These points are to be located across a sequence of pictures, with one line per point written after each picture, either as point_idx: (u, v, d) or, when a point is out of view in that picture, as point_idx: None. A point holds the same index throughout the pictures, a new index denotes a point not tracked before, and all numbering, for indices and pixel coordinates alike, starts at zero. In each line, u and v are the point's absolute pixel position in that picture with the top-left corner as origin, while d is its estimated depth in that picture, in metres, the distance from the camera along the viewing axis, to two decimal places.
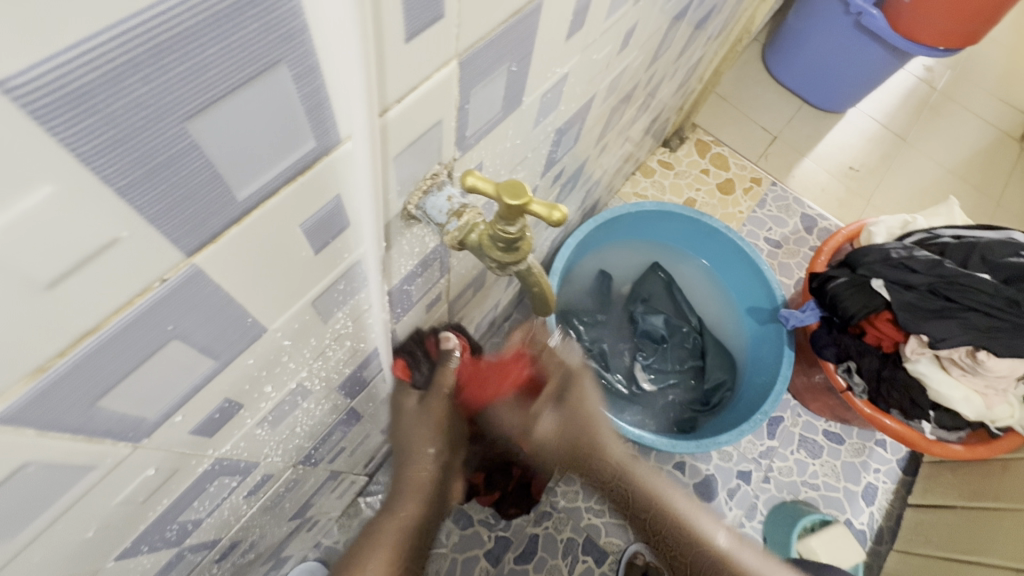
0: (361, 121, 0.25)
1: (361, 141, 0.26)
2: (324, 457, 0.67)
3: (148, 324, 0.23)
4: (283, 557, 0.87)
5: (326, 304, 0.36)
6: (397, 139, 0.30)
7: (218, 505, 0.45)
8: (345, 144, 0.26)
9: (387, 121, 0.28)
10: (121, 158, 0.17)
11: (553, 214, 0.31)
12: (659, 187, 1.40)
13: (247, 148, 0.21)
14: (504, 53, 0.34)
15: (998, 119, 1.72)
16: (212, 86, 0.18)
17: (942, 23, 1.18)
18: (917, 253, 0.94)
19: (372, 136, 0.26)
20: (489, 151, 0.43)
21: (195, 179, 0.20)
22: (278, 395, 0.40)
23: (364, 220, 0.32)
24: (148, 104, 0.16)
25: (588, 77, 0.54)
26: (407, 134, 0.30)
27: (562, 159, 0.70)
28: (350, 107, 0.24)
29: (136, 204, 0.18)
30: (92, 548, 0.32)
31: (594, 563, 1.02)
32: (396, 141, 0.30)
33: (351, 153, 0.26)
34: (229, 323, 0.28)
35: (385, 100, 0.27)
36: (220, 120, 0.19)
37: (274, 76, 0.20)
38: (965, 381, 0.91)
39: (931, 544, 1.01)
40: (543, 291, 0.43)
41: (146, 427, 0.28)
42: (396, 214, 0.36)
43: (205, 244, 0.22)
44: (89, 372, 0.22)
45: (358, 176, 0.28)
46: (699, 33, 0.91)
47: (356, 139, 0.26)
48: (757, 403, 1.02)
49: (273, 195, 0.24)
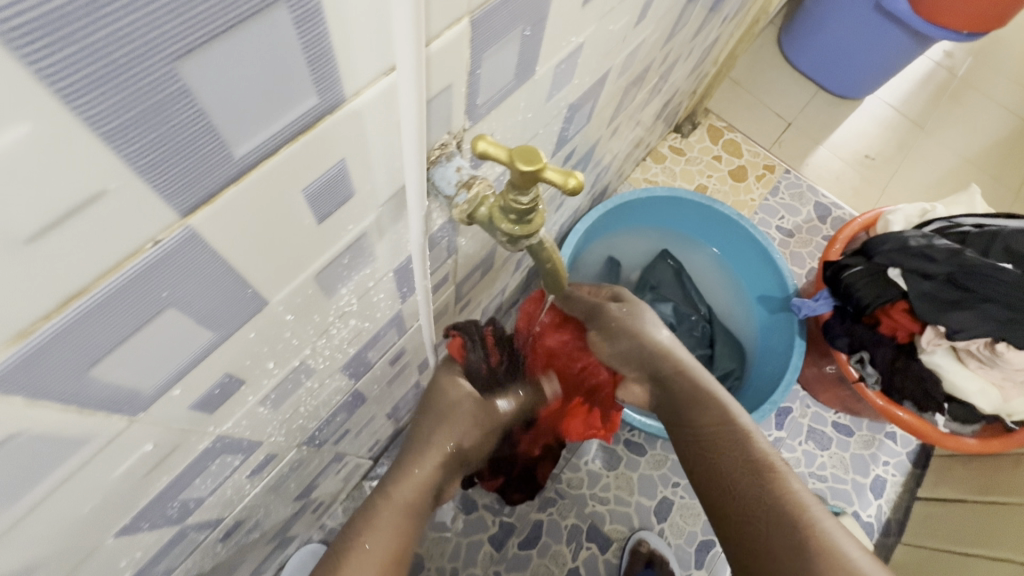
0: (407, 51, 0.24)
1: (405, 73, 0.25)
2: (328, 439, 0.66)
3: (141, 290, 0.21)
4: (287, 538, 0.88)
5: (330, 279, 0.35)
6: (438, 75, 0.29)
7: (221, 484, 0.45)
8: (390, 75, 0.25)
9: (431, 53, 0.27)
10: (104, 100, 0.15)
11: (569, 180, 0.29)
12: (670, 173, 1.38)
13: (242, 100, 0.19)
14: (518, 15, 0.32)
15: (1020, 107, 1.67)
16: (205, 24, 0.16)
17: (966, 7, 1.13)
18: (937, 241, 0.91)
19: (418, 65, 0.25)
20: (500, 123, 0.42)
21: (186, 131, 0.18)
22: (282, 372, 0.39)
23: (409, 166, 0.32)
24: (133, 39, 0.15)
25: (602, 50, 0.51)
26: (445, 75, 0.30)
27: (573, 139, 0.68)
28: (399, 35, 0.23)
29: (123, 153, 0.17)
30: (91, 524, 0.32)
31: (598, 549, 1.02)
32: (437, 78, 0.29)
33: (394, 86, 0.26)
34: (229, 293, 0.27)
35: (430, 31, 0.26)
36: (214, 64, 0.17)
37: (272, 17, 0.18)
38: (982, 373, 0.89)
39: (939, 538, 1.00)
40: (556, 267, 0.42)
41: (142, 400, 0.27)
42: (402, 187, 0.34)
43: (200, 205, 0.21)
44: (78, 340, 0.21)
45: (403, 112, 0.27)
46: (716, 12, 0.88)
47: (400, 71, 0.25)
48: (767, 393, 1.01)
49: (274, 154, 0.22)
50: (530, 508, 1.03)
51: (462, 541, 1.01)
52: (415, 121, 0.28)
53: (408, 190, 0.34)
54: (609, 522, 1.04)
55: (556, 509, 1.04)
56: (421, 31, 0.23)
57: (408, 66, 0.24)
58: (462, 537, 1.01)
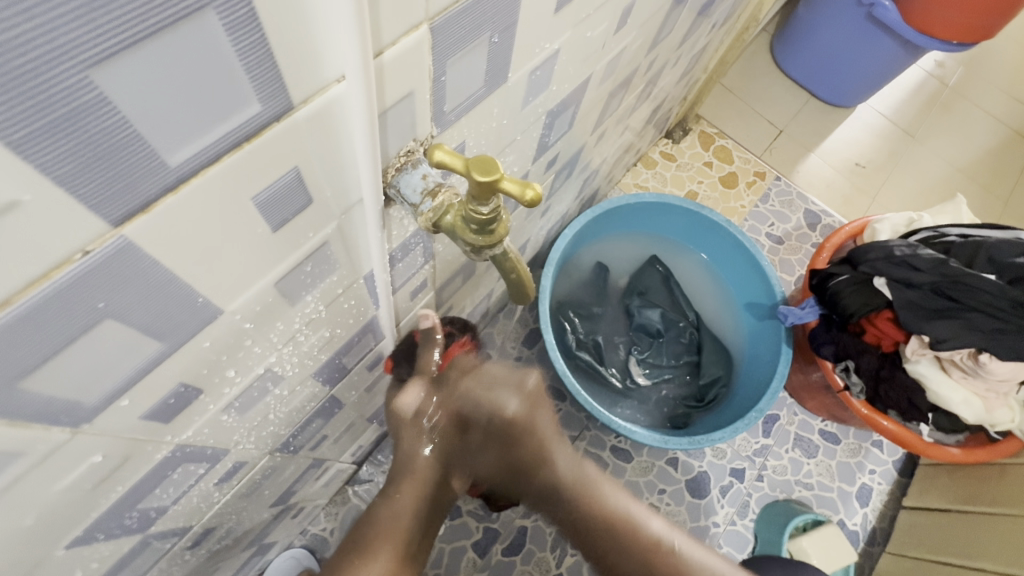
0: (352, 60, 0.23)
1: (354, 83, 0.24)
2: (305, 445, 0.65)
3: (73, 301, 0.21)
4: (267, 543, 0.87)
5: (292, 286, 0.34)
6: (394, 83, 0.28)
7: (186, 492, 0.44)
8: (338, 86, 0.24)
9: (382, 64, 0.27)
10: (13, 108, 0.15)
11: (526, 192, 0.29)
12: (660, 179, 1.38)
13: (171, 108, 0.18)
14: (482, 21, 0.32)
15: (1010, 117, 1.68)
16: (121, 28, 0.16)
17: (957, 17, 1.14)
18: (922, 250, 0.91)
19: (367, 74, 0.24)
20: (472, 130, 0.41)
21: (110, 139, 0.17)
22: (245, 379, 0.38)
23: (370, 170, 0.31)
24: (36, 43, 0.14)
25: (581, 56, 0.51)
26: (404, 86, 0.29)
27: (556, 144, 0.67)
28: (342, 38, 0.22)
29: (40, 162, 0.16)
30: (38, 536, 0.31)
31: (582, 557, 1.01)
32: (393, 86, 0.29)
33: (346, 95, 0.25)
34: (177, 302, 0.26)
35: (379, 42, 0.25)
36: (136, 70, 0.17)
37: (200, 23, 0.17)
38: (966, 383, 0.89)
39: (923, 547, 1.00)
40: (520, 279, 0.41)
41: (85, 411, 0.26)
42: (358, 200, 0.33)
43: (135, 213, 0.20)
44: (2, 353, 0.20)
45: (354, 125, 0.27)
46: (703, 19, 0.88)
47: (350, 80, 0.24)
48: (753, 402, 1.00)
49: (217, 162, 0.22)
50: (514, 514, 1.02)
51: (445, 547, 1.00)
52: (368, 128, 0.27)
53: (368, 202, 0.34)
54: None
55: (541, 515, 1.03)
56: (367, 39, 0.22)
57: (356, 75, 0.24)
58: (445, 543, 1.00)
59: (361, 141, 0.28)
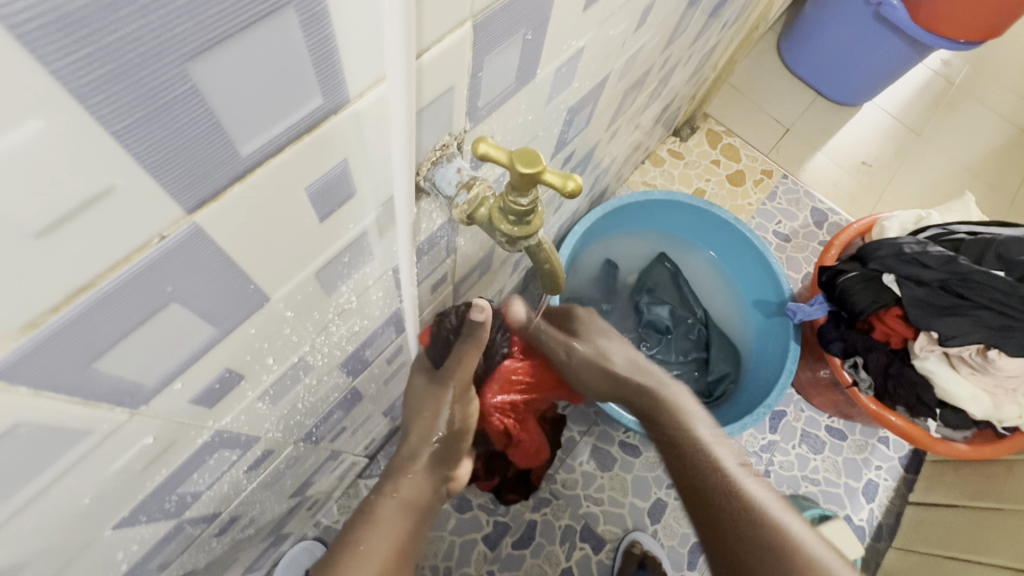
0: (394, 62, 0.24)
1: (395, 83, 0.25)
2: (325, 436, 0.66)
3: (146, 284, 0.22)
4: (283, 534, 0.88)
5: (330, 276, 0.35)
6: (430, 85, 0.29)
7: (219, 478, 0.45)
8: (379, 86, 0.25)
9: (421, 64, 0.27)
10: (117, 99, 0.16)
11: (567, 183, 0.30)
12: (668, 176, 1.39)
13: (249, 100, 0.20)
14: (518, 19, 0.33)
15: (1016, 116, 1.68)
16: (217, 24, 0.17)
17: (964, 16, 1.15)
18: (932, 248, 0.92)
19: (408, 77, 0.25)
20: (500, 125, 0.42)
21: (194, 130, 0.19)
22: (280, 368, 0.40)
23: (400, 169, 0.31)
24: (145, 38, 0.15)
25: (602, 54, 0.52)
26: (437, 85, 0.30)
27: (573, 141, 0.68)
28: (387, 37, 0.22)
29: (133, 151, 0.17)
30: (89, 516, 0.32)
31: (591, 550, 1.03)
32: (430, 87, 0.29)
33: (384, 97, 0.26)
34: (231, 289, 0.27)
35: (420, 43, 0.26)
36: (223, 63, 0.18)
37: (282, 19, 0.18)
38: (974, 379, 0.90)
39: (930, 542, 1.01)
40: (554, 268, 0.42)
41: (143, 393, 0.27)
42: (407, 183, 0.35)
43: (207, 201, 0.21)
44: (81, 334, 0.21)
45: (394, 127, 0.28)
46: (715, 18, 0.88)
47: (389, 81, 0.25)
48: (761, 397, 1.01)
49: (279, 153, 0.23)
50: (524, 508, 1.03)
51: (456, 540, 1.01)
52: (405, 131, 0.28)
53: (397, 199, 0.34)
54: (603, 523, 1.04)
55: (551, 509, 1.04)
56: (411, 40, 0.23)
57: (398, 76, 0.24)
58: (456, 536, 1.01)
59: (397, 143, 0.29)
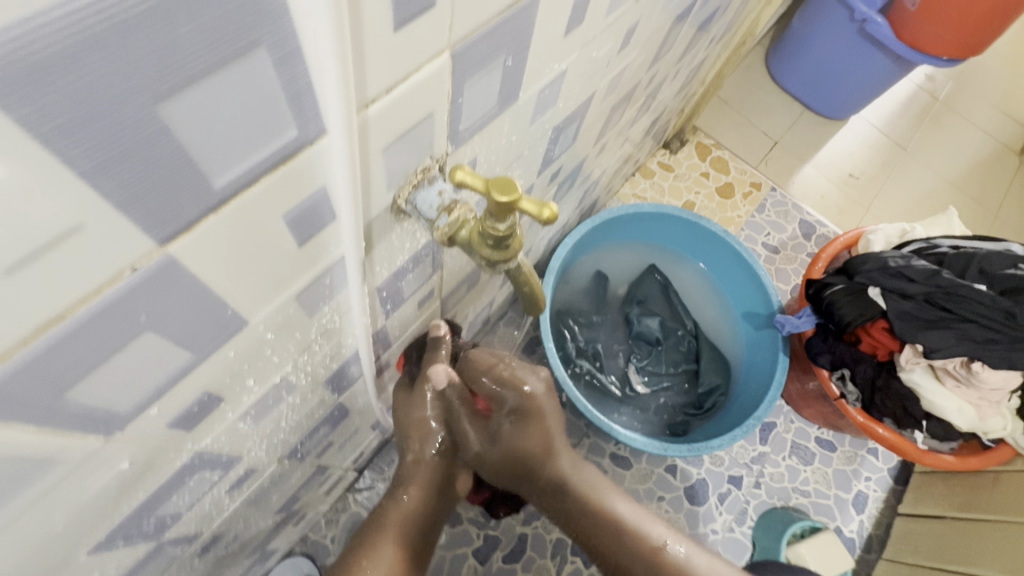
0: (337, 115, 0.24)
1: (338, 137, 0.25)
2: (311, 451, 0.66)
3: (118, 315, 0.22)
4: (269, 550, 0.87)
5: (312, 297, 0.36)
6: (380, 133, 0.29)
7: (200, 498, 0.45)
8: (322, 140, 0.25)
9: (366, 117, 0.27)
10: (81, 141, 0.16)
11: (542, 211, 0.30)
12: (658, 189, 1.40)
13: (221, 136, 0.20)
14: (498, 47, 0.33)
15: (999, 130, 1.72)
16: (188, 66, 0.17)
17: (945, 34, 1.18)
18: (915, 262, 0.93)
19: (349, 129, 0.25)
20: (484, 146, 0.43)
21: (164, 165, 0.19)
22: (262, 388, 0.40)
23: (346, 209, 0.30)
24: (113, 83, 0.15)
25: (587, 74, 0.53)
26: (394, 128, 0.29)
27: (560, 157, 0.69)
28: (329, 94, 0.22)
29: (103, 188, 0.18)
30: (64, 541, 0.32)
31: (582, 564, 1.02)
32: (380, 135, 0.29)
33: (327, 148, 0.25)
34: (208, 316, 0.27)
35: (363, 97, 0.25)
36: (193, 102, 0.18)
37: (250, 59, 0.19)
38: (960, 392, 0.91)
39: (919, 554, 1.01)
40: (534, 290, 0.43)
41: (119, 419, 0.27)
42: (384, 209, 0.35)
43: (179, 233, 0.21)
44: (52, 364, 0.21)
45: (339, 170, 0.27)
46: (702, 35, 0.90)
47: (333, 133, 0.25)
48: (750, 410, 1.02)
49: (254, 183, 0.23)
50: (514, 521, 1.03)
51: (446, 554, 1.00)
52: (349, 179, 0.28)
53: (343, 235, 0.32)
54: None
55: (541, 522, 1.04)
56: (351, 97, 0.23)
57: (339, 131, 0.24)
58: (446, 550, 1.00)
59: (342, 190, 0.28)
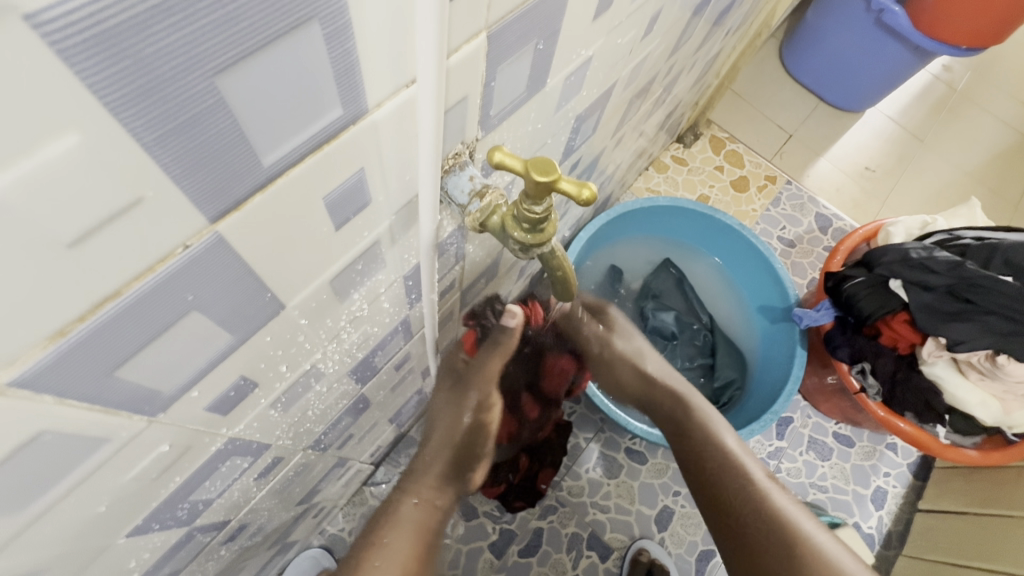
0: (428, 64, 0.25)
1: (424, 86, 0.26)
2: (333, 443, 0.66)
3: (167, 293, 0.22)
4: (289, 542, 0.88)
5: (343, 284, 0.36)
6: (458, 83, 0.30)
7: (230, 485, 0.45)
8: (409, 90, 0.26)
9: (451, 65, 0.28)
10: (144, 111, 0.16)
11: (582, 191, 0.30)
12: (672, 183, 1.39)
13: (272, 111, 0.20)
14: (531, 30, 0.33)
15: (1019, 121, 1.68)
16: (245, 38, 0.17)
17: (964, 23, 1.15)
18: (938, 253, 0.91)
19: (437, 79, 0.26)
20: (511, 133, 0.43)
21: (219, 141, 0.19)
22: (293, 375, 0.40)
23: (426, 165, 0.31)
24: (181, 52, 0.16)
25: (610, 62, 0.52)
26: (464, 84, 0.30)
27: (580, 148, 0.69)
28: (422, 44, 0.23)
29: (162, 162, 0.18)
30: (104, 523, 0.32)
31: (598, 558, 1.02)
32: (455, 89, 0.30)
33: (414, 99, 0.26)
34: (248, 297, 0.27)
35: (451, 45, 0.27)
36: (247, 76, 0.18)
37: (305, 32, 0.19)
38: (983, 385, 0.90)
39: (940, 550, 1.00)
40: (566, 275, 0.43)
41: (161, 401, 0.27)
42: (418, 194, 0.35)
43: (228, 211, 0.22)
44: (105, 341, 0.21)
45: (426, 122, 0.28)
46: (718, 27, 0.89)
47: (420, 83, 0.26)
48: (767, 404, 1.01)
49: (298, 163, 0.23)
50: (530, 515, 1.03)
51: (462, 548, 1.00)
52: (433, 131, 0.29)
53: (420, 203, 0.35)
54: (610, 530, 1.04)
55: (557, 517, 1.03)
56: (443, 45, 0.24)
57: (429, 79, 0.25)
58: (463, 544, 1.01)
59: (425, 140, 0.29)
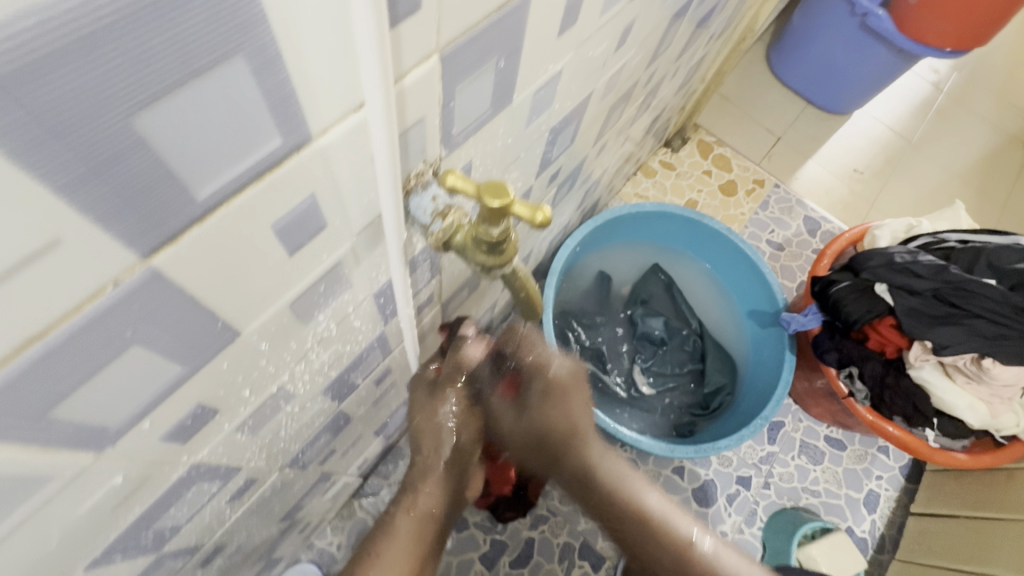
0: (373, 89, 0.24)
1: (373, 110, 0.25)
2: (314, 459, 0.65)
3: (102, 330, 0.22)
4: (275, 558, 0.87)
5: (305, 306, 0.35)
6: (415, 106, 0.30)
7: (200, 510, 0.44)
8: (358, 113, 0.25)
9: (402, 89, 0.28)
10: (51, 157, 0.16)
11: (536, 215, 0.30)
12: (660, 187, 1.39)
13: (201, 146, 0.19)
14: (489, 49, 0.33)
15: (1004, 122, 1.69)
16: (163, 76, 0.17)
17: (949, 26, 1.16)
18: (922, 257, 0.91)
19: (388, 102, 0.25)
20: (479, 149, 0.42)
21: (143, 177, 0.18)
22: (259, 398, 0.39)
23: (387, 198, 0.32)
24: (89, 92, 0.15)
25: (583, 74, 0.52)
26: (420, 105, 0.30)
27: (559, 158, 0.68)
28: (366, 72, 0.23)
29: (77, 202, 0.17)
30: (59, 557, 0.32)
31: (590, 568, 1.01)
32: (412, 110, 0.30)
33: (364, 122, 0.26)
34: (197, 328, 0.27)
35: (400, 69, 0.26)
36: (169, 115, 0.18)
37: (231, 66, 0.18)
38: (971, 389, 0.89)
39: (933, 554, 0.99)
40: (530, 295, 0.42)
41: (110, 434, 0.27)
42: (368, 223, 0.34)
43: (162, 246, 0.21)
44: (35, 382, 0.21)
45: (380, 146, 0.28)
46: (701, 32, 0.89)
47: (369, 108, 0.25)
48: (756, 409, 1.01)
49: (238, 194, 0.23)
50: (521, 525, 1.02)
51: (453, 560, 1.00)
52: (388, 150, 0.28)
53: (384, 219, 0.34)
54: (601, 540, 1.03)
55: (548, 526, 1.03)
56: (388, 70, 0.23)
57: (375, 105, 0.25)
58: (453, 556, 1.00)
59: (382, 166, 0.29)
